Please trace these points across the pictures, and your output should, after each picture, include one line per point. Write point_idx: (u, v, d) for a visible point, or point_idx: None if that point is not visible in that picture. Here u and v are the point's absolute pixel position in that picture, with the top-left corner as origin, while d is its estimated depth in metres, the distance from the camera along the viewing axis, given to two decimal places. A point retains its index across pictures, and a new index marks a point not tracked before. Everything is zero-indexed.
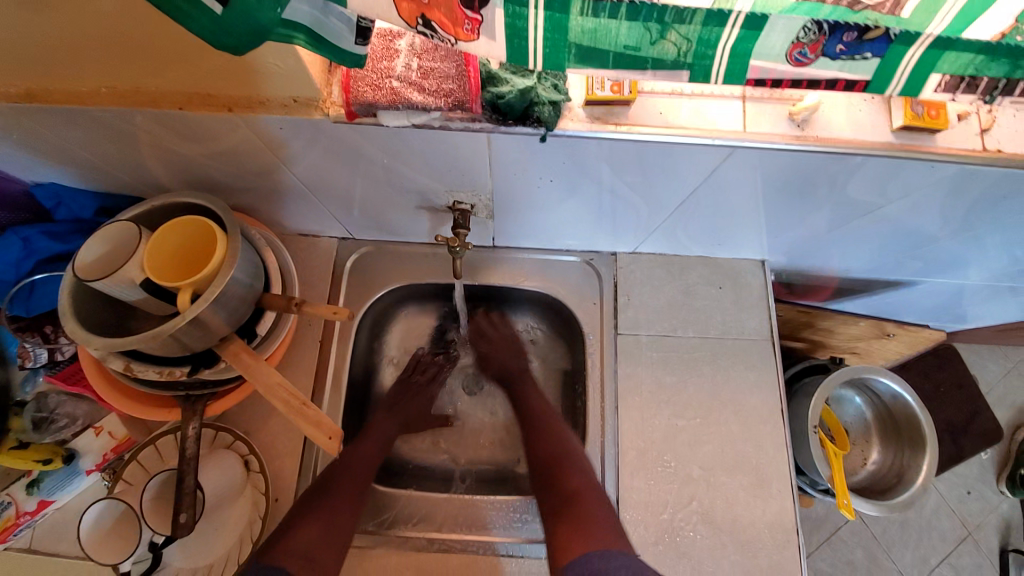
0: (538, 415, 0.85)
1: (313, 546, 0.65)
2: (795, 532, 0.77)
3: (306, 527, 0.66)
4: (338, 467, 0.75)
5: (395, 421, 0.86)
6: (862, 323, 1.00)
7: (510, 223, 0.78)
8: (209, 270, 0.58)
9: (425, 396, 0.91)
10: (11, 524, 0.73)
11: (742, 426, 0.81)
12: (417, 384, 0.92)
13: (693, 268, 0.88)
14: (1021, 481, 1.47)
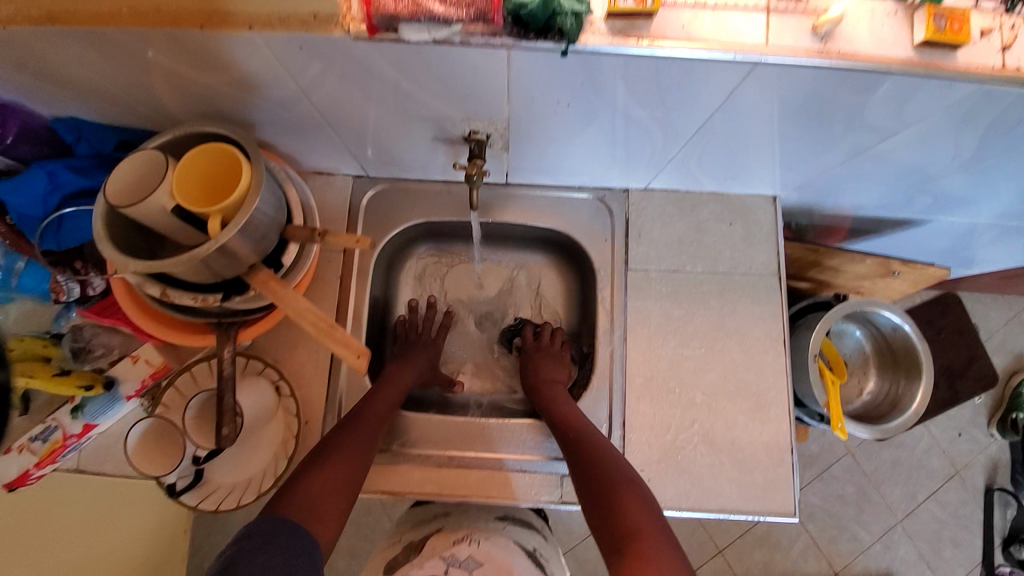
0: (578, 434, 0.75)
1: (322, 500, 0.64)
2: (789, 451, 0.82)
3: (320, 481, 0.65)
4: (351, 423, 0.73)
5: (410, 371, 0.85)
6: (869, 261, 1.01)
7: (526, 156, 0.78)
8: (236, 198, 0.59)
9: (427, 350, 0.91)
10: (60, 446, 0.77)
11: (745, 355, 0.85)
12: (415, 341, 0.92)
13: (704, 204, 0.89)
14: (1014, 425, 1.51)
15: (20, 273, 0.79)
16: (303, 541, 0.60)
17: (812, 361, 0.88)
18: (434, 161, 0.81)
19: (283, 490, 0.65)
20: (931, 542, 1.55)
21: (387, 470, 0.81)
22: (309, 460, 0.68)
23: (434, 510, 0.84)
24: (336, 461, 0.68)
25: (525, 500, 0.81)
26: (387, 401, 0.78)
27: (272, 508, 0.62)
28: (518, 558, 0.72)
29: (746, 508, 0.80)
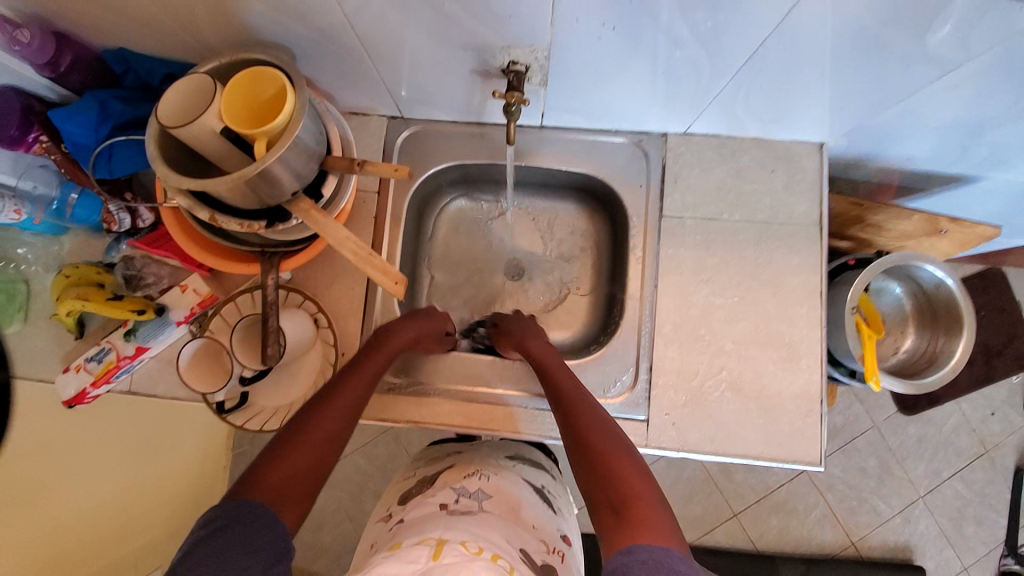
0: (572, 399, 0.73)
1: (288, 487, 0.59)
2: (818, 401, 0.82)
3: (285, 466, 0.60)
4: (321, 409, 0.67)
5: (400, 338, 0.79)
6: (916, 218, 0.97)
7: (563, 93, 0.77)
8: (281, 122, 0.61)
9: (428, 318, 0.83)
10: (113, 367, 0.80)
11: (779, 306, 0.84)
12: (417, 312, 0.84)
13: (746, 151, 0.87)
14: None
15: (74, 204, 0.82)
16: (269, 521, 0.55)
17: (848, 311, 0.87)
18: (470, 99, 0.81)
19: (248, 473, 0.60)
20: (953, 516, 1.58)
21: (416, 402, 0.85)
22: (275, 444, 0.63)
23: (446, 451, 0.87)
24: (302, 447, 0.63)
25: (538, 436, 0.84)
26: (360, 385, 0.72)
27: (237, 492, 0.58)
28: (526, 493, 0.75)
29: (773, 454, 0.81)
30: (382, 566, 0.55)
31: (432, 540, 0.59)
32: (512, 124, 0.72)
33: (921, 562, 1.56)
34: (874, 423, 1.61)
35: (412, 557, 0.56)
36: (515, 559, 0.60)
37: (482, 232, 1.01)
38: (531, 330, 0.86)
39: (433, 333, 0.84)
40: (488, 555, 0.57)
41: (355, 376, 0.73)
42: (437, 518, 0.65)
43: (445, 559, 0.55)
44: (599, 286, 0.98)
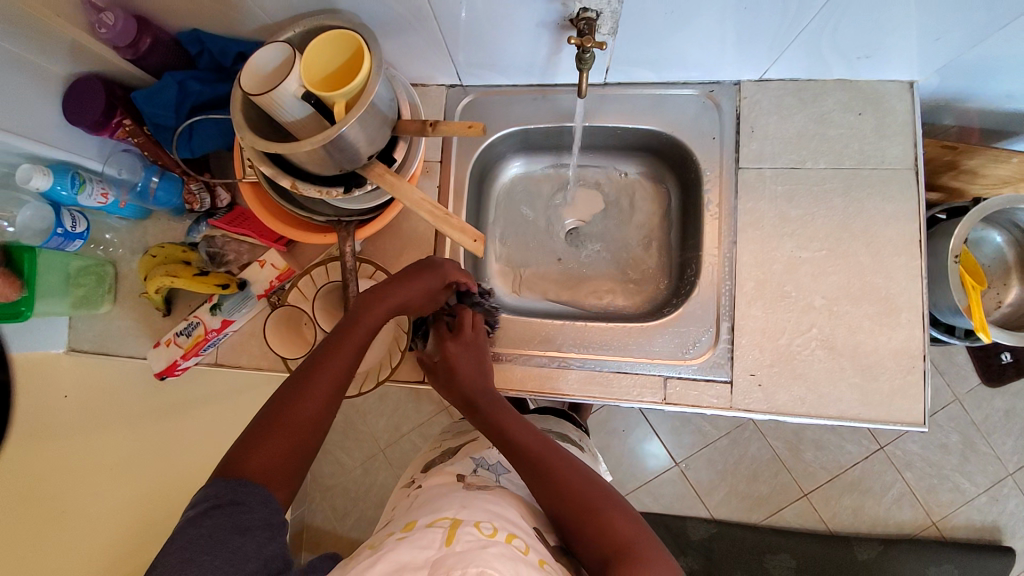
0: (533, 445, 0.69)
1: (275, 468, 0.59)
2: (921, 358, 0.76)
3: (269, 449, 0.59)
4: (301, 387, 0.64)
5: (382, 311, 0.69)
6: (1017, 161, 0.89)
7: (633, 43, 0.74)
8: (358, 83, 0.59)
9: (419, 285, 0.73)
10: (202, 340, 0.83)
11: (873, 258, 0.78)
12: (408, 272, 0.73)
13: (829, 94, 0.81)
14: None
15: (156, 187, 0.85)
16: (262, 498, 0.57)
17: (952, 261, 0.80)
18: (535, 57, 0.79)
19: (238, 444, 0.60)
20: None
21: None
22: (262, 419, 0.62)
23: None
24: (282, 430, 0.61)
25: (585, 398, 0.82)
26: (341, 364, 0.66)
27: (230, 465, 0.59)
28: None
29: (870, 416, 0.76)
30: (394, 552, 0.53)
31: (445, 521, 0.58)
32: (585, 72, 0.69)
33: (1011, 543, 1.46)
34: (955, 396, 1.50)
35: (424, 541, 0.54)
36: (530, 538, 0.61)
37: (546, 197, 0.99)
38: (480, 357, 0.78)
39: (422, 294, 0.73)
40: (501, 538, 0.57)
41: (334, 351, 0.66)
42: (454, 496, 0.67)
43: (458, 544, 0.53)
44: (667, 249, 0.94)
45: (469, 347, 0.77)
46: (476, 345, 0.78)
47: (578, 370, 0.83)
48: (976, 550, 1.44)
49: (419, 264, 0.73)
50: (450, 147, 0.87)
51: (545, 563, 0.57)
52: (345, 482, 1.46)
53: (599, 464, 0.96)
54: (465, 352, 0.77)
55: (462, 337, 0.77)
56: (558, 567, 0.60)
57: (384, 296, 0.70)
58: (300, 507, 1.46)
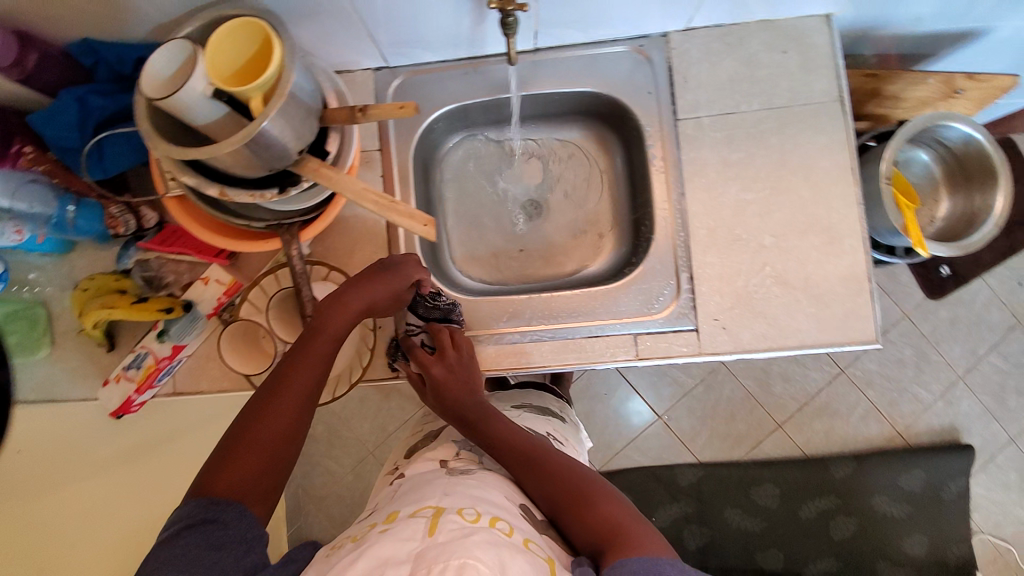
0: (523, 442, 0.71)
1: (249, 486, 0.57)
2: (868, 280, 0.80)
3: (238, 468, 0.57)
4: (269, 400, 0.61)
5: (349, 313, 0.67)
6: (933, 81, 0.93)
7: (554, 4, 0.72)
8: (271, 69, 0.55)
9: (381, 287, 0.70)
10: (155, 370, 0.79)
11: (814, 191, 0.81)
12: (367, 275, 0.70)
13: (753, 36, 0.82)
14: None
15: (74, 217, 0.78)
16: (238, 512, 0.55)
17: (883, 182, 0.84)
18: (461, 28, 0.76)
19: (210, 464, 0.58)
20: (995, 392, 1.59)
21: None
22: (229, 439, 0.60)
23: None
24: (250, 448, 0.58)
25: (560, 367, 0.83)
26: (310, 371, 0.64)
27: (203, 483, 0.57)
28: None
29: (827, 340, 0.80)
30: (376, 547, 0.53)
31: (428, 511, 0.58)
32: (511, 37, 0.68)
33: (968, 441, 1.59)
34: (904, 313, 1.60)
35: (407, 533, 0.54)
36: (515, 518, 0.62)
37: (495, 175, 0.97)
38: (470, 374, 0.77)
39: (388, 297, 0.70)
40: (485, 522, 0.57)
41: (301, 363, 0.63)
42: (436, 485, 0.67)
43: (441, 534, 0.53)
44: (620, 210, 0.94)
45: (453, 367, 0.76)
46: (461, 364, 0.77)
47: (549, 341, 0.83)
48: (937, 451, 1.56)
49: (381, 265, 0.71)
50: (386, 133, 0.84)
51: (530, 542, 0.58)
52: (337, 490, 1.44)
53: (581, 433, 0.98)
54: (448, 371, 0.76)
55: (444, 358, 0.76)
56: (544, 542, 0.60)
57: (348, 302, 0.67)
58: (295, 522, 1.43)
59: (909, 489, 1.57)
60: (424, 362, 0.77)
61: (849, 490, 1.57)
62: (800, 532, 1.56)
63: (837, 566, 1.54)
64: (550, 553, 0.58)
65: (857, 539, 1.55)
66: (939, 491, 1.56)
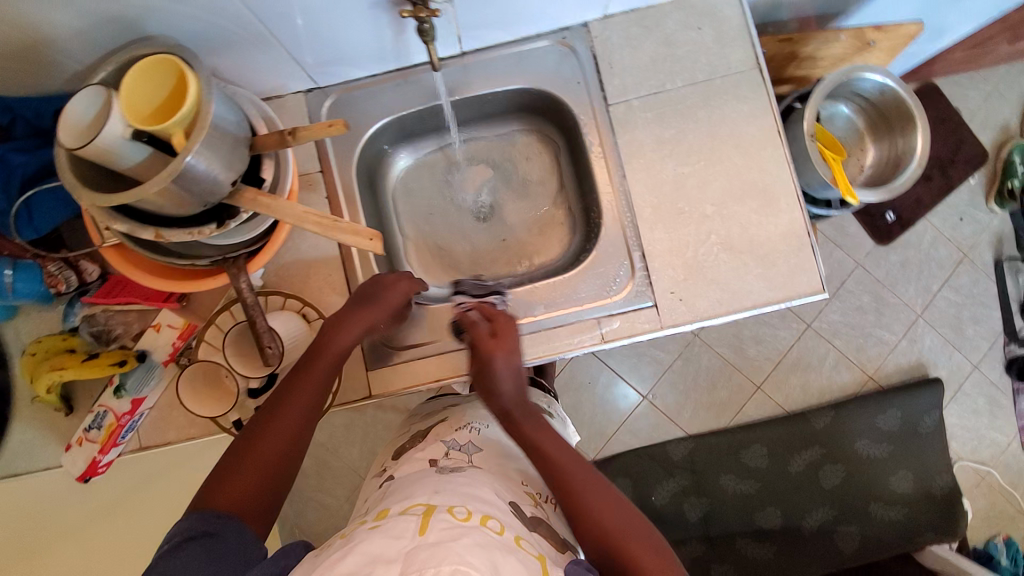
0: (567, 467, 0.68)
1: (248, 501, 0.60)
2: (807, 235, 0.84)
3: (235, 485, 0.60)
4: (268, 421, 0.64)
5: (349, 334, 0.71)
6: (843, 39, 0.98)
7: (472, 6, 0.73)
8: (189, 105, 0.55)
9: (380, 305, 0.73)
10: (117, 427, 0.78)
11: (745, 157, 0.84)
12: (372, 288, 0.74)
13: (668, 18, 0.86)
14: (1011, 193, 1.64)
15: (13, 281, 0.75)
16: (236, 528, 0.58)
17: (807, 140, 0.88)
18: (383, 42, 0.77)
19: (211, 479, 0.61)
20: (953, 324, 1.68)
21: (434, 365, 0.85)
22: (230, 453, 0.63)
23: (444, 403, 0.97)
24: (251, 467, 0.61)
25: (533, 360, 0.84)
26: (310, 394, 0.67)
27: (204, 499, 0.60)
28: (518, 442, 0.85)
29: (778, 298, 0.83)
30: (366, 542, 0.53)
31: (419, 508, 0.59)
32: (431, 44, 0.68)
33: (936, 373, 1.68)
34: (857, 262, 1.68)
35: (399, 530, 0.55)
36: (505, 515, 0.63)
37: (443, 182, 0.99)
38: (520, 367, 0.77)
39: (384, 318, 0.74)
40: (476, 521, 0.58)
41: (303, 383, 0.67)
42: (427, 482, 0.67)
43: (431, 534, 0.53)
44: (569, 199, 0.96)
45: (510, 356, 0.76)
46: (516, 352, 0.77)
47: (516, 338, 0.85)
48: (908, 388, 1.64)
49: (375, 288, 0.74)
50: (325, 153, 0.84)
51: (520, 540, 0.59)
52: (333, 520, 1.42)
53: (569, 427, 1.00)
54: (508, 358, 0.75)
55: (503, 344, 0.76)
56: (534, 540, 0.62)
57: (345, 325, 0.71)
58: None
59: (888, 428, 1.64)
60: (484, 346, 0.76)
61: (832, 439, 1.63)
62: (792, 486, 1.61)
63: (832, 514, 1.60)
64: (540, 551, 0.60)
65: (846, 485, 1.61)
66: (917, 426, 1.64)
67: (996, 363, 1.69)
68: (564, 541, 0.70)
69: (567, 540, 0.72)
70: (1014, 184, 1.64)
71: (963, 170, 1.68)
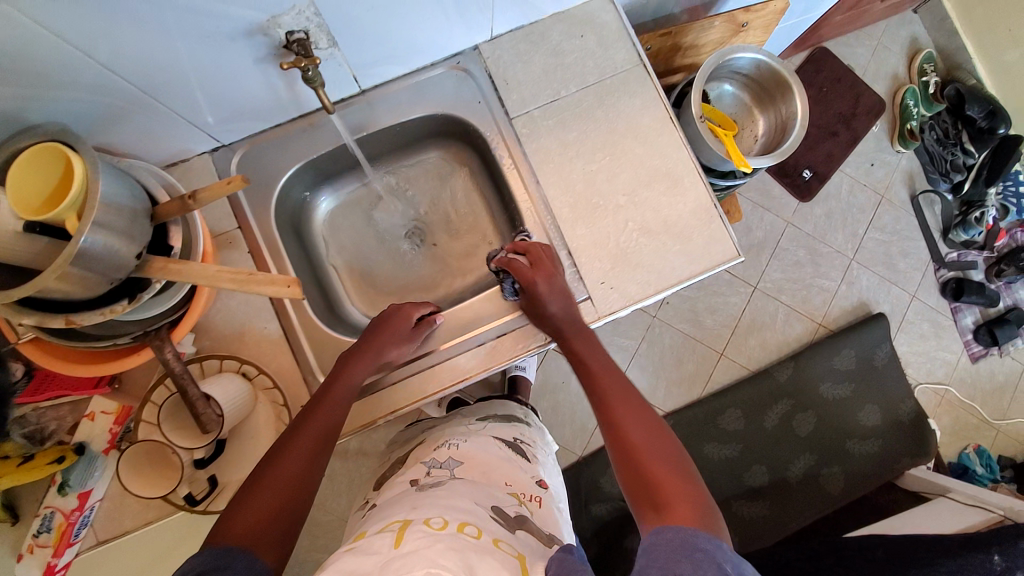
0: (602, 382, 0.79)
1: (263, 530, 0.60)
2: (714, 208, 0.89)
3: (252, 513, 0.60)
4: (288, 446, 0.68)
5: (360, 367, 0.79)
6: (718, 23, 1.06)
7: (358, 46, 0.76)
8: (77, 188, 0.56)
9: (388, 334, 0.83)
10: (68, 525, 0.77)
11: (646, 146, 0.90)
12: (384, 320, 0.84)
13: (552, 30, 0.91)
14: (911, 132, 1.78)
15: None
16: (248, 561, 0.56)
17: (697, 121, 0.95)
18: (278, 93, 0.78)
19: (225, 514, 0.61)
20: (884, 261, 1.81)
21: (396, 393, 0.86)
22: (243, 486, 0.64)
23: (421, 430, 1.02)
24: (272, 488, 0.63)
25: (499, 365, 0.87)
26: (327, 417, 0.73)
27: (218, 530, 0.59)
28: (496, 451, 0.87)
29: (700, 269, 0.88)
30: (344, 561, 0.55)
31: (396, 525, 0.60)
32: (318, 88, 0.70)
33: (879, 309, 1.79)
34: (786, 221, 1.78)
35: (375, 547, 0.56)
36: (483, 520, 0.64)
37: (369, 217, 1.01)
38: (564, 291, 0.83)
39: (393, 345, 0.83)
40: (453, 528, 0.59)
41: (323, 407, 0.73)
42: (406, 499, 0.69)
43: (406, 544, 0.55)
44: (495, 212, 0.99)
45: (552, 280, 0.83)
46: (557, 276, 0.83)
47: (466, 351, 0.88)
48: (857, 328, 1.74)
49: (386, 318, 0.84)
50: (240, 209, 0.84)
51: (499, 541, 0.60)
52: None
53: (547, 435, 1.08)
54: (550, 282, 0.82)
55: (540, 271, 0.83)
56: (514, 542, 0.63)
57: (356, 358, 0.79)
58: None
59: (846, 368, 1.73)
60: (526, 276, 0.84)
61: (798, 389, 1.71)
62: (770, 441, 1.68)
63: (814, 460, 1.67)
64: (520, 550, 0.61)
65: (819, 430, 1.70)
66: (872, 360, 1.74)
67: (930, 289, 1.82)
68: (550, 536, 0.72)
69: (553, 534, 0.74)
70: (913, 124, 1.79)
71: (865, 120, 1.82)
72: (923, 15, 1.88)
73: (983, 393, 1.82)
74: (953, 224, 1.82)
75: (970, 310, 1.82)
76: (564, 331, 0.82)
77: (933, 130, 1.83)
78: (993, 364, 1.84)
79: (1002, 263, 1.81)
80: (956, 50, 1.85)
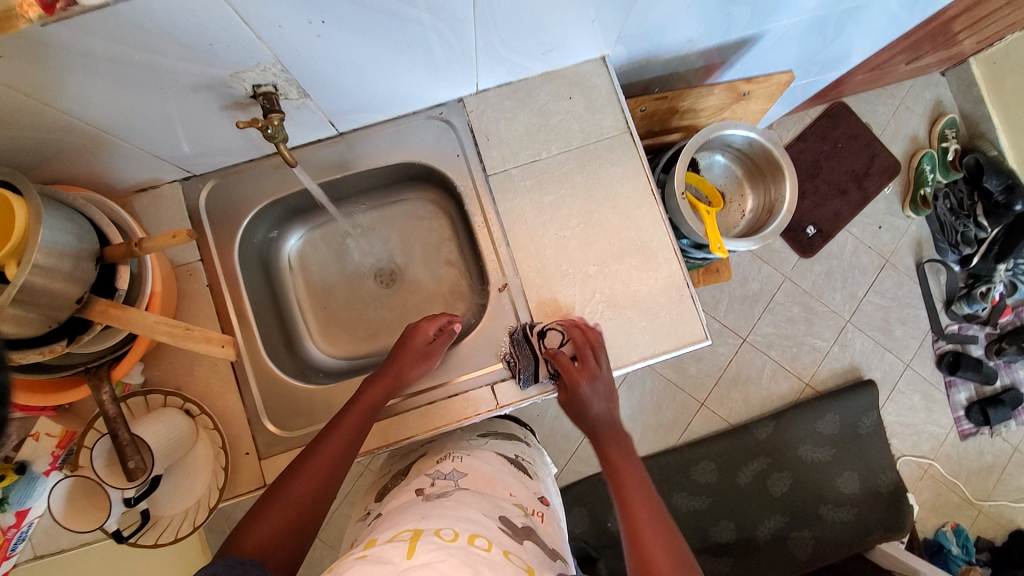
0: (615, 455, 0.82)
1: (272, 546, 0.62)
2: (685, 286, 0.87)
3: (265, 527, 0.63)
4: (304, 464, 0.71)
5: (380, 389, 0.81)
6: (718, 90, 1.02)
7: (333, 97, 0.75)
8: (20, 232, 0.56)
9: (416, 356, 0.85)
10: (3, 541, 0.78)
11: (621, 216, 0.88)
12: (417, 347, 0.86)
13: (540, 88, 0.89)
14: (924, 199, 1.72)
15: None
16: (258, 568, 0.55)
17: (679, 197, 0.93)
18: (251, 136, 0.78)
19: (242, 525, 0.64)
20: (881, 327, 1.76)
21: (417, 416, 0.87)
22: (266, 497, 0.68)
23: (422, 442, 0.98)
24: (287, 505, 0.66)
25: (520, 402, 0.86)
26: (345, 436, 0.75)
27: (235, 538, 0.62)
28: (499, 468, 0.81)
29: (664, 349, 0.86)
30: (355, 569, 0.49)
31: (406, 534, 0.55)
32: (281, 145, 0.69)
33: (869, 376, 1.75)
34: (784, 275, 1.74)
35: (386, 556, 0.50)
36: (493, 531, 0.59)
37: (344, 252, 1.01)
38: (607, 390, 0.84)
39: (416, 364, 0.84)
40: (463, 540, 0.54)
41: (340, 425, 0.76)
42: (415, 510, 0.64)
43: (419, 556, 0.50)
44: (467, 261, 0.99)
45: (597, 381, 0.83)
46: (602, 376, 0.83)
47: (501, 381, 0.87)
48: (846, 393, 1.70)
49: (402, 336, 0.87)
50: (204, 242, 0.83)
51: (509, 553, 0.56)
52: None
53: (546, 459, 1.03)
54: (593, 383, 0.82)
55: (587, 371, 0.82)
56: (523, 553, 0.59)
57: (379, 379, 0.82)
58: None
59: (829, 434, 1.69)
60: (572, 374, 0.82)
61: (777, 449, 1.67)
62: (742, 499, 1.64)
63: (785, 522, 1.63)
64: (529, 564, 0.57)
65: (795, 492, 1.65)
66: (857, 428, 1.70)
67: (926, 360, 1.76)
68: (554, 550, 0.68)
69: (557, 548, 0.70)
70: (928, 191, 1.72)
71: (878, 181, 1.76)
72: (951, 80, 1.81)
73: (969, 470, 1.76)
74: (957, 296, 1.76)
75: (964, 386, 1.77)
76: (602, 433, 0.85)
77: (947, 198, 1.75)
78: (983, 443, 1.77)
79: (1003, 340, 1.75)
80: (981, 119, 1.77)
